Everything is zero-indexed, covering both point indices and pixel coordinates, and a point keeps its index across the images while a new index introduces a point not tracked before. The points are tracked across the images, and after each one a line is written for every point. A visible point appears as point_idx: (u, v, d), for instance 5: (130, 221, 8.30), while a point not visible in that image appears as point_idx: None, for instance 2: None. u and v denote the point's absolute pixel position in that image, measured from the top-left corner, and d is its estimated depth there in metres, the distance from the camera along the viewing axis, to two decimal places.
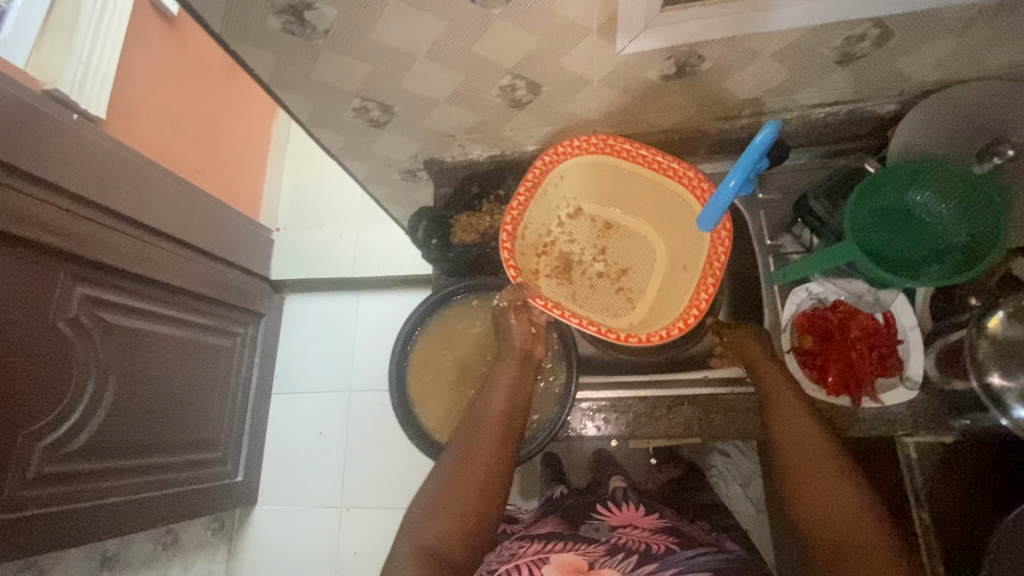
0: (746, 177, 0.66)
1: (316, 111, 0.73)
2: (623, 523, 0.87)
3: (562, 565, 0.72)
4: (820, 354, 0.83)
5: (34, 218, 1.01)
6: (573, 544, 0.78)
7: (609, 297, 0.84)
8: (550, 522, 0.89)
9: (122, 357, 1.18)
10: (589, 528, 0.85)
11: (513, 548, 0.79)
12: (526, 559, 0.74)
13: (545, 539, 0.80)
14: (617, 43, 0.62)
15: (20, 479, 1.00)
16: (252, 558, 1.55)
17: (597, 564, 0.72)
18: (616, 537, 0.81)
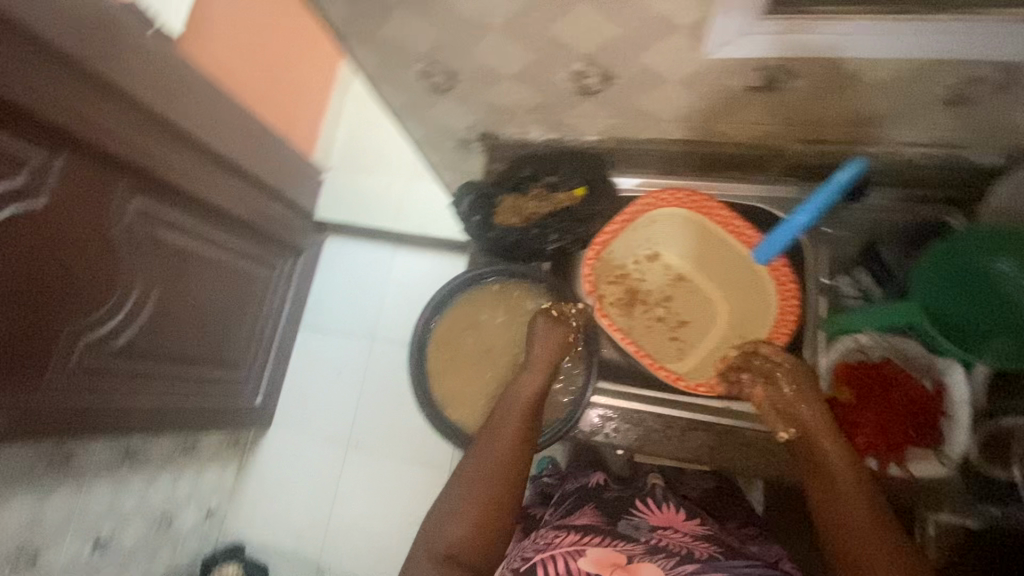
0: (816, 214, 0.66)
1: (381, 67, 0.71)
2: (663, 524, 0.80)
3: (600, 559, 0.69)
4: (856, 410, 0.81)
5: (104, 126, 1.04)
6: (611, 541, 0.74)
7: (660, 343, 0.81)
8: (585, 513, 0.84)
9: (167, 270, 1.23)
10: (627, 524, 0.79)
11: (547, 536, 0.77)
12: (561, 549, 0.71)
13: (582, 531, 0.77)
14: (704, 46, 0.57)
15: (61, 368, 1.07)
16: (260, 477, 1.65)
17: (637, 559, 0.69)
18: (658, 539, 0.75)
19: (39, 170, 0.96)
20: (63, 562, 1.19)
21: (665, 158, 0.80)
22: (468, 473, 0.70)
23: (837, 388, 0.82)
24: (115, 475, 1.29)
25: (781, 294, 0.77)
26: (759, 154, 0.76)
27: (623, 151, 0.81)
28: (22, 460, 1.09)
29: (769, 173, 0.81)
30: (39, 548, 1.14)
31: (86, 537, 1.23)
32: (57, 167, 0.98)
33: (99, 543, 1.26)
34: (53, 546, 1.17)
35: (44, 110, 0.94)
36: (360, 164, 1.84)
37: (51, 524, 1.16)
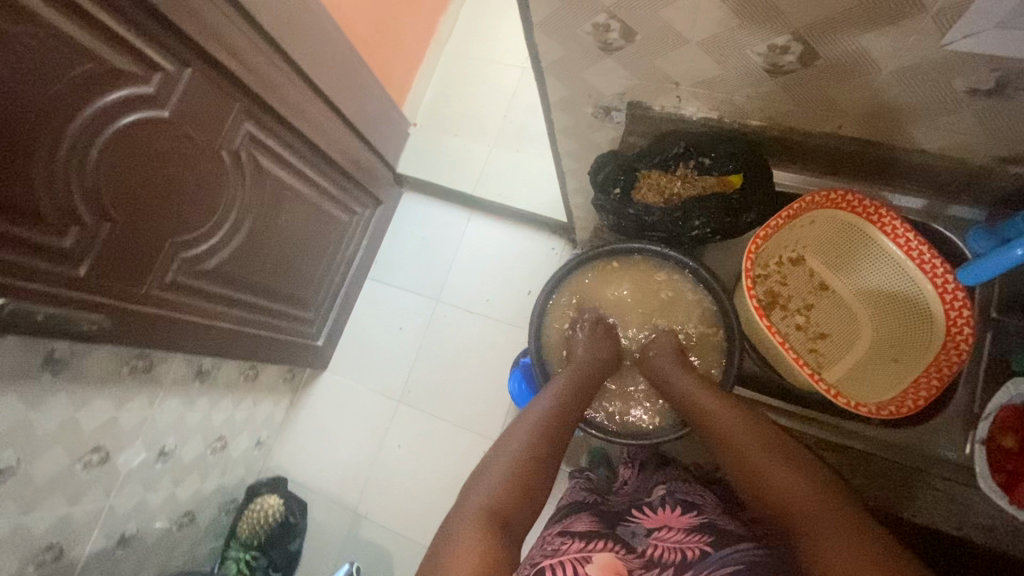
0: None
1: (554, 16, 0.66)
2: (658, 525, 0.76)
3: (603, 564, 0.66)
4: (1013, 459, 0.76)
5: (229, 43, 1.03)
6: (615, 547, 0.71)
7: (797, 348, 0.86)
8: (584, 519, 0.80)
9: (262, 199, 1.23)
10: (626, 532, 0.76)
11: (554, 543, 0.73)
12: (569, 555, 0.68)
13: (587, 537, 0.73)
14: (946, 35, 0.51)
15: (158, 280, 1.08)
16: (310, 416, 1.67)
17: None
18: (653, 547, 0.71)
19: (167, 78, 0.95)
20: (132, 466, 1.22)
21: (830, 154, 0.74)
22: (501, 472, 0.69)
23: (999, 433, 0.76)
24: (185, 391, 1.32)
25: (949, 325, 0.73)
26: (946, 168, 0.69)
27: (786, 140, 0.75)
28: (108, 362, 1.11)
29: (944, 189, 0.74)
30: (110, 451, 1.16)
31: (153, 446, 1.26)
32: (184, 77, 0.97)
33: (163, 453, 1.29)
34: (124, 449, 1.19)
35: (182, 19, 0.93)
36: (448, 122, 1.80)
37: (125, 429, 1.19)
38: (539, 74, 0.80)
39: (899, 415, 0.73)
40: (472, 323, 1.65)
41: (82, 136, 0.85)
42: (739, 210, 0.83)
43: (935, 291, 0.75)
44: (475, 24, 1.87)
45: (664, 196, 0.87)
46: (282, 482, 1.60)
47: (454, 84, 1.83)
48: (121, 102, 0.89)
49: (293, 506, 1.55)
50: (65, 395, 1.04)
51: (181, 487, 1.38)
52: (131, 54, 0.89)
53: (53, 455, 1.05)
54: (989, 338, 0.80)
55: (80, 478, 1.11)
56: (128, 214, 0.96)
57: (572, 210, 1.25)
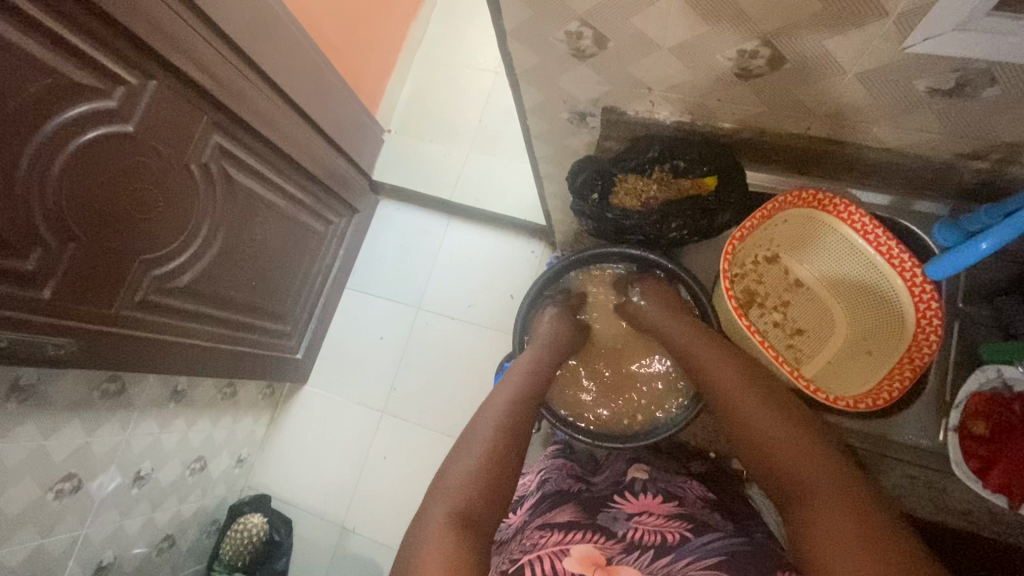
0: (1004, 242, 0.62)
1: (527, 24, 0.66)
2: (639, 511, 0.76)
3: (581, 557, 0.64)
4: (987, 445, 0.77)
5: (194, 55, 1.00)
6: (594, 537, 0.69)
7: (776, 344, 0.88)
8: (565, 509, 0.78)
9: (235, 212, 1.20)
10: (606, 517, 0.75)
11: (533, 537, 0.71)
12: (546, 550, 0.66)
13: (566, 529, 0.71)
14: (907, 38, 0.53)
15: (128, 300, 1.04)
16: (293, 430, 1.64)
17: (616, 558, 0.64)
18: (633, 529, 0.71)
19: (131, 92, 0.92)
20: (107, 492, 1.18)
21: (800, 154, 0.76)
22: None
23: (971, 421, 0.77)
24: (161, 411, 1.28)
25: (919, 317, 0.75)
26: (908, 165, 0.71)
27: (756, 142, 0.77)
28: (78, 386, 1.07)
29: (909, 184, 0.76)
30: (83, 479, 1.12)
31: (128, 470, 1.22)
32: (149, 90, 0.95)
33: (139, 477, 1.25)
34: (98, 476, 1.15)
35: (144, 31, 0.90)
36: (422, 128, 1.78)
37: (98, 455, 1.14)
38: (513, 81, 0.80)
39: (877, 408, 0.74)
40: (455, 329, 1.64)
41: (42, 155, 0.82)
42: (713, 210, 0.86)
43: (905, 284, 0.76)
44: (447, 29, 1.87)
45: (641, 199, 0.89)
46: (266, 499, 1.56)
47: (427, 89, 1.82)
48: (83, 118, 0.86)
49: (278, 523, 1.51)
50: (34, 423, 1.00)
51: (160, 511, 1.34)
52: (92, 68, 0.86)
53: (23, 486, 1.00)
54: (956, 327, 0.83)
55: (52, 508, 1.07)
56: (94, 233, 0.93)
57: (550, 213, 1.25)
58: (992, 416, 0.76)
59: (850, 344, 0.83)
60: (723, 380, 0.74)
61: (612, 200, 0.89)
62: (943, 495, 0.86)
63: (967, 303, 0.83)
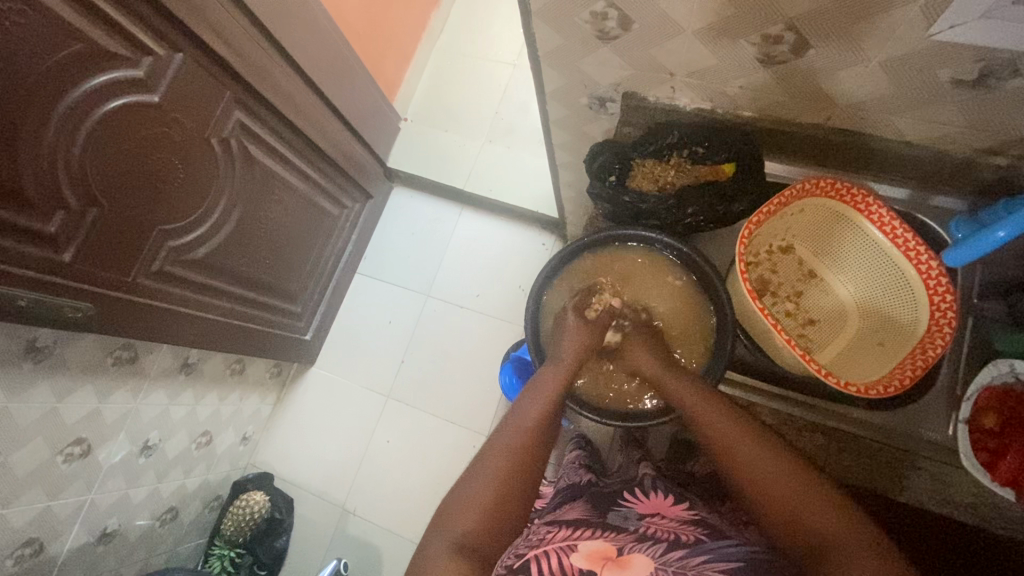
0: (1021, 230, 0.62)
1: (553, 4, 0.67)
2: (650, 511, 0.76)
3: (589, 553, 0.65)
4: (995, 439, 0.77)
5: (220, 30, 1.02)
6: (603, 533, 0.70)
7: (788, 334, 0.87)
8: (575, 507, 0.80)
9: (252, 188, 1.21)
10: (616, 515, 0.76)
11: (541, 533, 0.72)
12: (555, 544, 0.67)
13: (575, 525, 0.73)
14: (933, 26, 0.53)
15: (144, 269, 1.06)
16: (298, 410, 1.65)
17: (627, 550, 0.65)
18: (646, 527, 0.71)
19: (158, 63, 0.93)
20: (114, 460, 1.19)
21: (820, 144, 0.76)
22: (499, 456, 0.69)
23: (981, 415, 0.78)
24: (170, 383, 1.29)
25: (933, 307, 0.75)
26: (930, 156, 0.71)
27: (777, 129, 0.77)
28: (92, 353, 1.09)
29: (927, 179, 0.76)
30: (92, 444, 1.13)
31: (136, 439, 1.23)
32: (175, 62, 0.96)
33: (147, 447, 1.27)
34: (107, 443, 1.17)
35: (172, 2, 0.91)
36: (438, 117, 1.79)
37: (108, 421, 1.16)
38: (535, 63, 0.81)
39: (888, 395, 0.73)
40: (463, 318, 1.64)
41: (69, 119, 0.84)
42: (732, 199, 0.84)
43: (920, 274, 0.76)
44: (467, 20, 1.88)
45: (659, 184, 0.88)
46: (269, 478, 1.57)
47: (445, 79, 1.83)
48: (111, 85, 0.87)
49: (279, 502, 1.53)
50: (47, 386, 1.02)
51: (165, 483, 1.35)
52: (121, 36, 0.87)
53: (33, 447, 1.02)
54: (969, 324, 0.82)
55: (60, 472, 1.08)
56: (114, 200, 0.94)
57: (563, 203, 1.26)
58: (1002, 409, 0.76)
59: (862, 336, 0.83)
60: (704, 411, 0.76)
61: (629, 183, 0.89)
62: (949, 488, 0.84)
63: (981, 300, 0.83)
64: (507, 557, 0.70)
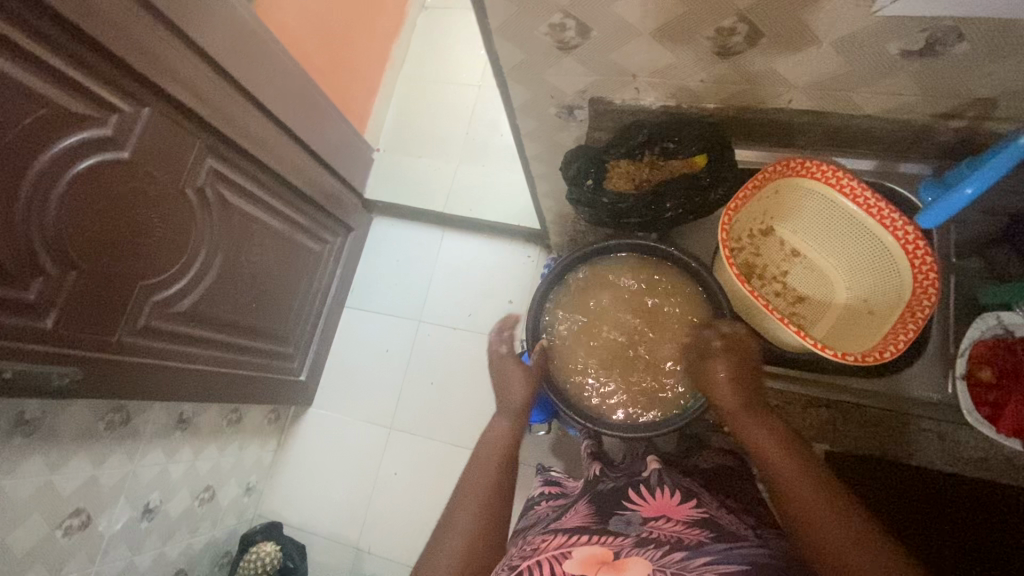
0: (986, 185, 0.65)
1: (511, 20, 0.69)
2: (656, 514, 0.73)
3: (584, 559, 0.62)
4: (994, 392, 0.78)
5: (186, 81, 1.02)
6: (600, 537, 0.68)
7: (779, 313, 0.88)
8: (578, 513, 0.78)
9: (230, 234, 1.21)
10: (619, 520, 0.73)
11: (534, 542, 0.70)
12: (548, 553, 0.65)
13: (572, 534, 0.70)
14: (876, 2, 0.55)
15: (130, 326, 1.04)
16: (300, 452, 1.62)
17: (625, 554, 0.62)
18: (649, 532, 0.68)
19: (124, 120, 0.93)
20: (116, 528, 1.16)
21: (785, 128, 0.79)
22: None
23: (977, 369, 0.79)
24: (166, 442, 1.26)
25: (916, 273, 0.75)
26: (888, 129, 0.74)
27: (740, 119, 0.80)
28: (83, 419, 1.06)
29: (893, 148, 0.78)
30: (91, 514, 1.10)
31: (137, 503, 1.20)
32: (142, 117, 0.96)
33: (148, 510, 1.23)
34: (106, 511, 1.13)
35: (135, 58, 0.92)
36: (411, 144, 1.81)
37: (105, 489, 1.12)
38: (501, 79, 0.83)
39: (884, 359, 0.72)
40: (456, 339, 1.64)
41: (40, 184, 0.83)
42: (706, 187, 0.85)
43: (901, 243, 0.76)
44: (429, 47, 1.91)
45: (635, 182, 0.88)
46: (278, 527, 1.53)
47: (413, 107, 1.85)
48: (80, 146, 0.87)
49: (291, 550, 1.48)
50: (40, 458, 0.99)
51: (171, 545, 1.31)
52: (86, 98, 0.87)
53: (31, 524, 0.98)
54: (953, 283, 0.85)
55: (60, 546, 1.04)
56: (94, 260, 0.93)
57: (544, 213, 1.27)
58: (996, 362, 0.78)
59: (875, 326, 0.80)
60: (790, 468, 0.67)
61: (607, 185, 0.88)
62: (958, 447, 0.89)
63: (959, 258, 0.86)
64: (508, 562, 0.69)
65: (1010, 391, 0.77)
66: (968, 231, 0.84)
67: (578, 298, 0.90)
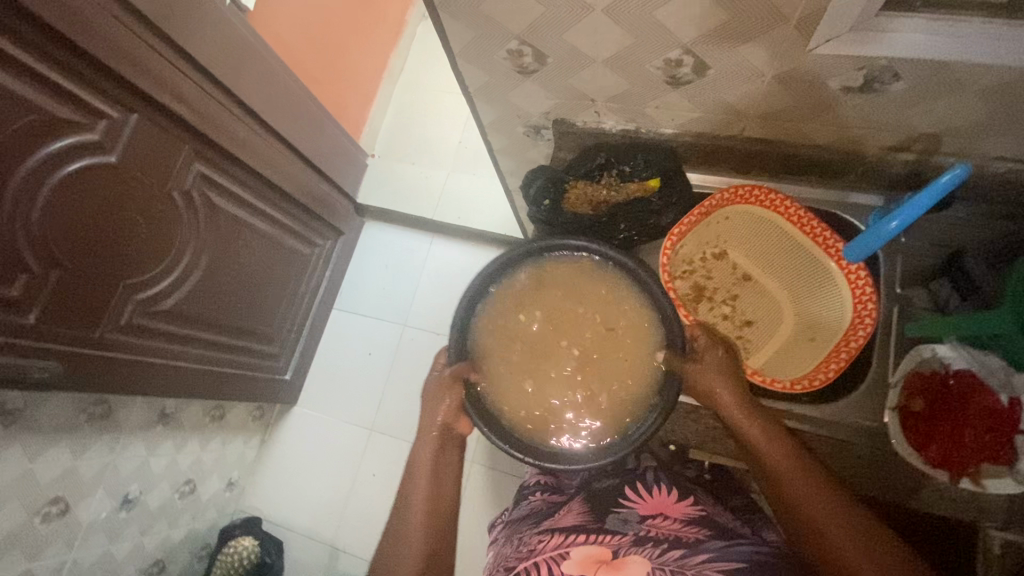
0: (909, 220, 0.65)
1: (471, 44, 0.72)
2: (653, 513, 0.76)
3: (583, 559, 0.66)
4: (925, 422, 0.76)
5: (177, 89, 1.07)
6: (599, 536, 0.70)
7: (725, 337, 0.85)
8: (573, 510, 0.79)
9: (216, 235, 1.24)
10: (616, 519, 0.75)
11: (531, 542, 0.72)
12: (546, 555, 0.68)
13: (568, 531, 0.73)
14: (811, 40, 0.57)
15: (113, 323, 1.08)
16: (282, 451, 1.65)
17: (624, 553, 0.66)
18: (647, 530, 0.71)
19: (112, 126, 0.97)
20: (95, 516, 1.19)
21: (740, 156, 0.81)
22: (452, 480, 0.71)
23: (909, 398, 0.76)
24: (148, 435, 1.30)
25: (856, 301, 0.76)
26: (838, 159, 0.76)
27: (696, 145, 0.82)
28: (65, 411, 1.10)
29: (844, 178, 0.79)
30: (70, 503, 1.13)
31: (116, 494, 1.23)
32: (130, 123, 1.00)
33: (127, 501, 1.27)
34: (86, 500, 1.17)
35: (123, 67, 0.96)
36: (404, 152, 1.84)
37: (85, 479, 1.16)
38: (469, 99, 0.86)
39: (812, 388, 0.74)
40: (439, 344, 1.67)
41: (26, 186, 0.87)
42: (659, 212, 0.83)
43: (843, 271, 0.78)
44: (427, 57, 1.95)
45: (592, 205, 0.86)
46: (256, 523, 1.57)
47: (409, 115, 1.89)
48: (67, 150, 0.91)
49: (269, 546, 1.51)
50: (20, 448, 1.03)
51: (149, 535, 1.35)
52: (74, 104, 0.91)
53: (10, 510, 1.02)
54: (895, 312, 0.81)
55: (37, 533, 1.08)
56: (77, 259, 0.97)
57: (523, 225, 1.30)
58: (928, 393, 0.76)
59: (824, 351, 0.77)
60: (796, 479, 0.62)
61: (563, 206, 0.88)
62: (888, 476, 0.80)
63: (903, 288, 0.83)
64: (499, 568, 0.72)
65: (937, 422, 0.76)
66: (914, 262, 0.83)
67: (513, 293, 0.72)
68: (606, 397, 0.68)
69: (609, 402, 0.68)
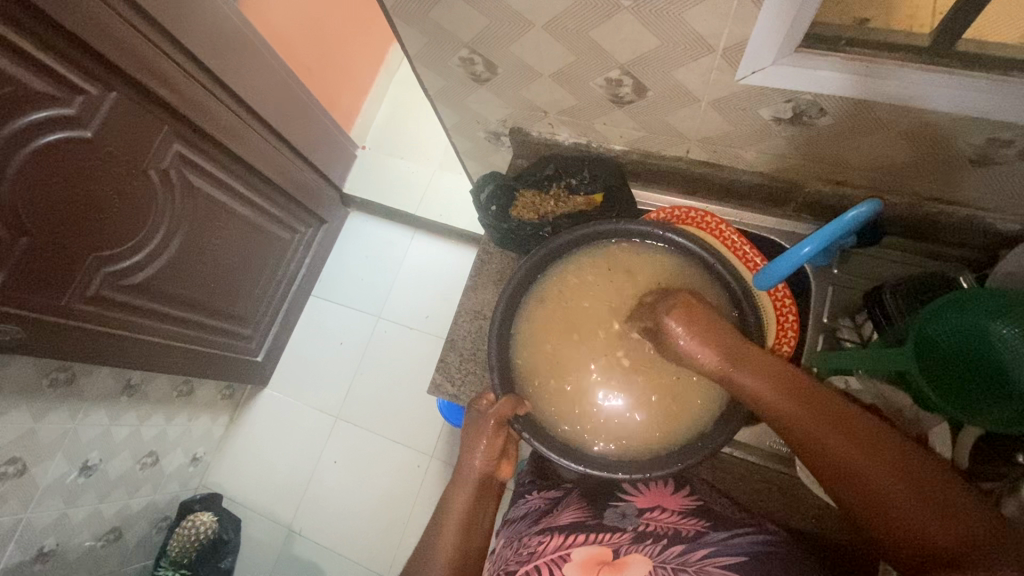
0: (823, 245, 0.64)
1: (426, 49, 0.74)
2: (650, 506, 0.73)
3: (584, 560, 0.62)
4: None
5: (160, 70, 1.09)
6: (599, 535, 0.67)
7: None
8: (571, 509, 0.76)
9: (192, 214, 1.27)
10: (613, 514, 0.72)
11: (531, 545, 0.69)
12: (546, 557, 0.64)
13: (568, 532, 0.69)
14: (737, 70, 0.58)
15: (79, 293, 1.11)
16: (248, 431, 1.68)
17: (624, 551, 0.62)
18: (644, 524, 0.67)
19: (89, 101, 1.00)
20: (52, 479, 1.22)
21: (685, 177, 0.83)
22: None
23: None
24: (111, 404, 1.33)
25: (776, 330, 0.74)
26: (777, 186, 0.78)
27: (645, 163, 0.84)
28: (28, 374, 1.14)
29: (786, 206, 0.81)
30: (27, 464, 1.17)
31: (75, 459, 1.27)
32: (108, 100, 1.02)
33: (87, 467, 1.30)
34: (44, 462, 1.20)
35: (104, 46, 0.98)
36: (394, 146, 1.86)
37: (45, 442, 1.19)
38: (431, 102, 0.89)
39: None
40: (410, 339, 1.69)
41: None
42: None
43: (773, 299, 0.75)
44: None
45: (538, 214, 0.87)
46: (216, 499, 1.60)
47: (402, 110, 1.91)
48: (42, 122, 0.94)
49: (226, 523, 1.54)
50: None
51: (107, 502, 1.38)
52: (51, 78, 0.94)
53: None
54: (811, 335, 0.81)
55: None
56: (45, 229, 1.00)
57: None
58: None
59: None
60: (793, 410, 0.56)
61: (509, 212, 0.88)
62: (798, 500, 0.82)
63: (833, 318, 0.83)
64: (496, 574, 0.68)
65: None
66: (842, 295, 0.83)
67: (585, 288, 0.74)
68: (656, 406, 0.70)
69: (660, 407, 0.69)
